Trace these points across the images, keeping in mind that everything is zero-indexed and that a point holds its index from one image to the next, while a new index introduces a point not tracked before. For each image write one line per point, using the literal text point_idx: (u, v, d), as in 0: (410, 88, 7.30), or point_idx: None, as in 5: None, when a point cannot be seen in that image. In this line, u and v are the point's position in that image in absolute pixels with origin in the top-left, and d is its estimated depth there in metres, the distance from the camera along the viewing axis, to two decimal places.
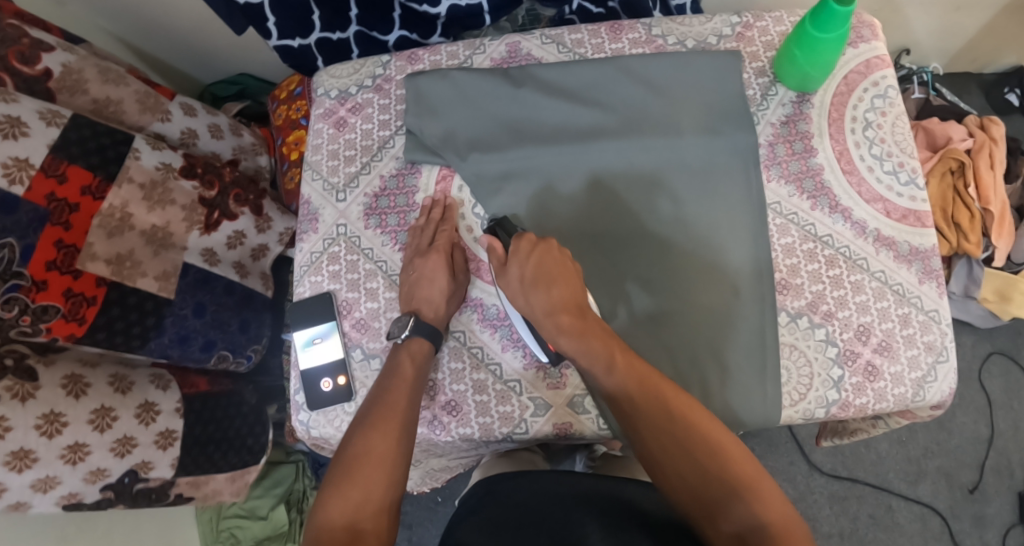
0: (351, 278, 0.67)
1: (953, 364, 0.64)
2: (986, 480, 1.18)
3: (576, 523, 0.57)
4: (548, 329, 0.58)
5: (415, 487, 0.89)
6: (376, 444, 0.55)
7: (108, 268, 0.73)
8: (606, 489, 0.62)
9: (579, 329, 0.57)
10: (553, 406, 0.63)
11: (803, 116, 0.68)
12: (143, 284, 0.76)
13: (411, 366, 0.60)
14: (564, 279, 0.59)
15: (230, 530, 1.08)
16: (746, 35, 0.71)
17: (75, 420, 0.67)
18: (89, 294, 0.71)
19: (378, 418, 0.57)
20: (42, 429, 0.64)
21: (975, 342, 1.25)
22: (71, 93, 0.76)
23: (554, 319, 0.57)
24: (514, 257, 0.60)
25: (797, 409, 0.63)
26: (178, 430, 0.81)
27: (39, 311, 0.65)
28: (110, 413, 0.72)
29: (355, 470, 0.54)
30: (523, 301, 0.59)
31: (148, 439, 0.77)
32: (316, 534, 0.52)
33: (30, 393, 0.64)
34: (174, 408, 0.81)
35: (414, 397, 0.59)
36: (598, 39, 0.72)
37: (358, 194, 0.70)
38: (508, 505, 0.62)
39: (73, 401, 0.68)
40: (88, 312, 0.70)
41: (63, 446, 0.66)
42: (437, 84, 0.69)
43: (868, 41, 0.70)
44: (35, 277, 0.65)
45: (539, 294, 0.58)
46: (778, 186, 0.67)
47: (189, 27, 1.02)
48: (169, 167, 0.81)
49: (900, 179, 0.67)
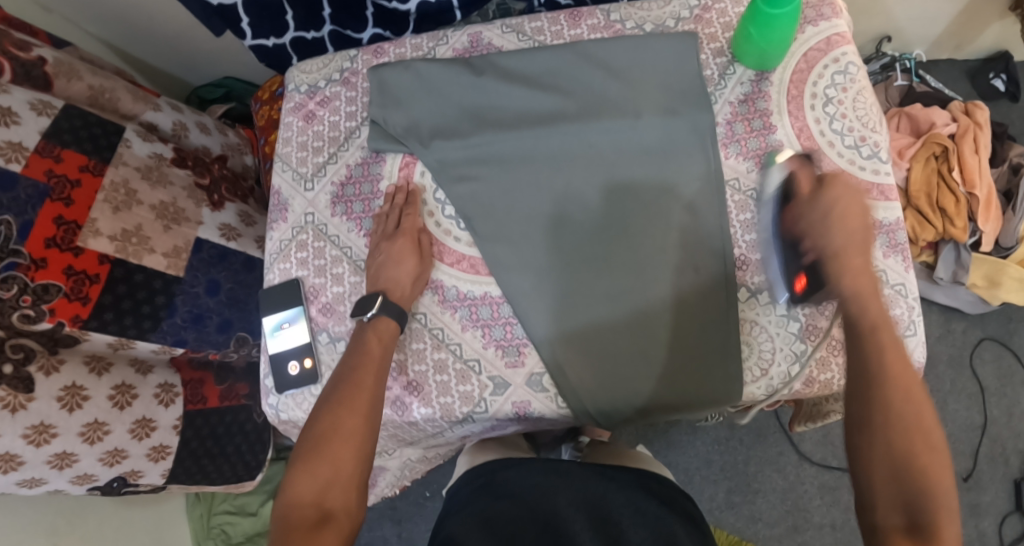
0: (317, 264, 0.69)
1: (922, 337, 0.64)
2: (980, 468, 1.17)
3: (566, 521, 0.56)
4: (830, 269, 0.56)
5: (388, 487, 0.93)
6: (345, 423, 0.56)
7: (111, 245, 0.73)
8: (597, 483, 0.62)
9: (862, 281, 0.55)
10: (512, 384, 0.64)
11: (762, 94, 0.69)
12: (150, 261, 0.77)
13: (378, 346, 0.61)
14: (859, 228, 0.57)
15: (221, 525, 1.09)
16: (705, 17, 0.72)
17: (66, 431, 0.68)
18: (92, 272, 0.71)
19: (347, 397, 0.57)
20: (29, 438, 0.65)
21: (966, 328, 1.23)
22: (67, 79, 0.78)
23: (842, 258, 0.56)
24: (820, 194, 0.59)
25: (758, 385, 0.63)
26: (173, 447, 0.83)
27: (39, 290, 0.67)
28: (103, 426, 0.72)
29: (324, 448, 0.55)
30: (821, 235, 0.57)
31: (140, 451, 0.78)
32: (286, 513, 0.52)
33: (23, 404, 0.64)
34: (173, 425, 0.82)
35: (381, 375, 0.60)
36: (557, 27, 0.73)
37: (326, 183, 0.72)
38: (501, 496, 0.60)
39: (66, 414, 0.68)
40: (92, 290, 0.71)
41: (51, 453, 0.67)
42: (401, 75, 0.70)
43: (828, 19, 0.70)
44: (33, 255, 0.66)
45: (841, 230, 0.57)
46: (737, 163, 0.68)
47: (174, 31, 1.04)
48: (160, 157, 0.83)
49: (862, 153, 0.67)
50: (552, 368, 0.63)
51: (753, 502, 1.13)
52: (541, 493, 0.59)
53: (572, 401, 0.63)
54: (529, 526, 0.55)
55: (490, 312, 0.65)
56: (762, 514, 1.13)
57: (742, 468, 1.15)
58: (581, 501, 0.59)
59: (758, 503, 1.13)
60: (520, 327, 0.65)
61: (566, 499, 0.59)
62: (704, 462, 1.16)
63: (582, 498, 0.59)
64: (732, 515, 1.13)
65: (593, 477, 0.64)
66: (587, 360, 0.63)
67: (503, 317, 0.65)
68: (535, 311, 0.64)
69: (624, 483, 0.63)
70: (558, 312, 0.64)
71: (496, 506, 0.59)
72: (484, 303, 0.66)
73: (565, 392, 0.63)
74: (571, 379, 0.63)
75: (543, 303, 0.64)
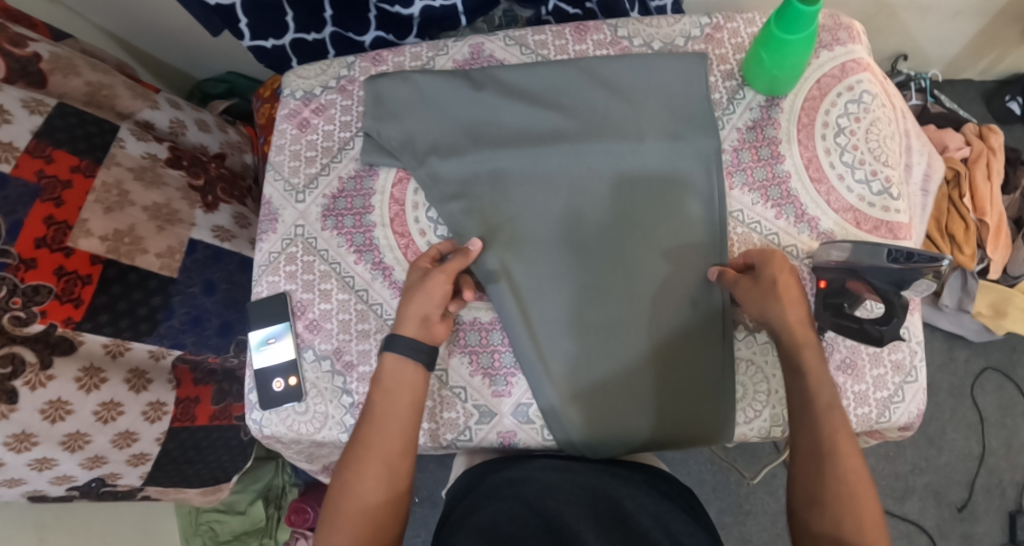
0: (306, 278, 0.67)
1: (922, 384, 0.61)
2: (976, 499, 1.15)
3: (569, 516, 0.50)
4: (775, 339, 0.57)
5: None
6: (355, 486, 0.54)
7: (103, 245, 0.71)
8: (598, 480, 0.58)
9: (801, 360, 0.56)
10: (498, 414, 0.63)
11: (772, 121, 0.66)
12: (143, 262, 0.75)
13: (379, 396, 0.58)
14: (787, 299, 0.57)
15: (209, 523, 1.07)
16: (715, 36, 0.70)
17: (47, 439, 0.65)
18: (84, 272, 0.69)
19: (354, 458, 0.56)
20: (10, 445, 0.62)
21: (969, 357, 1.21)
22: (63, 74, 0.75)
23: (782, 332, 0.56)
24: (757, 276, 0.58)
25: (751, 427, 0.62)
26: (154, 453, 0.78)
27: (29, 291, 0.64)
28: (85, 436, 0.69)
29: (338, 514, 0.54)
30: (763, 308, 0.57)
31: (121, 457, 0.73)
32: None
33: (4, 414, 0.61)
34: (156, 438, 0.77)
35: (388, 429, 0.57)
36: (562, 41, 0.72)
37: (317, 195, 0.70)
38: (503, 497, 0.55)
39: (48, 425, 0.65)
40: (84, 292, 0.69)
41: (32, 458, 0.65)
42: (397, 86, 0.68)
43: (845, 44, 0.67)
44: (22, 256, 0.64)
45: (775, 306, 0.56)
46: (741, 194, 0.65)
47: (176, 24, 1.02)
48: (155, 157, 0.81)
49: (873, 188, 0.64)
50: (540, 400, 0.62)
51: (743, 523, 1.12)
52: (546, 493, 0.54)
53: (558, 429, 0.61)
54: (528, 519, 0.51)
55: (478, 339, 0.65)
56: (753, 536, 1.11)
57: (734, 489, 1.13)
58: (588, 499, 0.54)
59: (749, 525, 1.12)
60: (507, 356, 0.64)
61: (567, 496, 0.54)
62: (696, 481, 1.14)
63: (587, 497, 0.54)
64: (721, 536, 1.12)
65: (599, 477, 0.58)
66: (579, 391, 0.61)
67: (491, 344, 0.64)
68: (526, 339, 0.62)
69: (635, 485, 0.58)
70: (552, 341, 0.62)
71: (496, 508, 0.53)
72: (472, 328, 0.65)
73: (550, 422, 0.62)
74: (560, 411, 0.61)
75: (536, 332, 0.62)
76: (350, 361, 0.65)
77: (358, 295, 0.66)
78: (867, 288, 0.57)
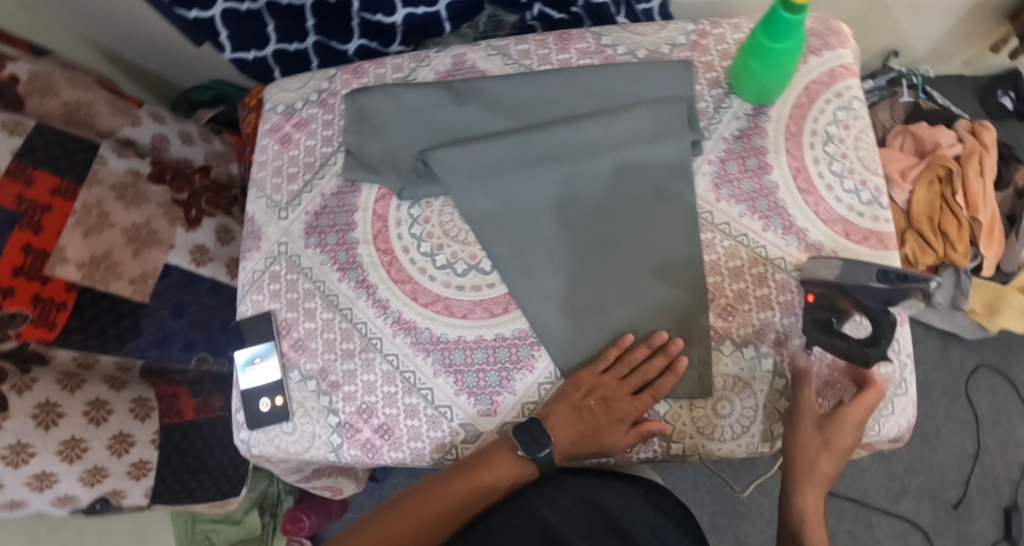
0: (290, 297, 0.67)
1: (913, 397, 0.60)
2: (970, 496, 1.15)
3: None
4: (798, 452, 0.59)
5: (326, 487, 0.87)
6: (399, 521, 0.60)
7: (79, 272, 0.70)
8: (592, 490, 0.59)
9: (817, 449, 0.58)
10: (484, 432, 0.62)
11: (759, 130, 0.66)
12: (117, 288, 0.74)
13: (490, 468, 0.60)
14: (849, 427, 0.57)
15: (205, 532, 1.08)
16: (702, 43, 0.69)
17: (43, 451, 0.65)
18: (58, 299, 0.69)
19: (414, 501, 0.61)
20: (7, 459, 0.62)
21: (962, 355, 1.20)
22: (40, 96, 0.74)
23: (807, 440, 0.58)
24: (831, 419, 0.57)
25: (740, 442, 0.61)
26: (154, 461, 0.78)
27: (4, 319, 0.65)
28: (82, 442, 0.69)
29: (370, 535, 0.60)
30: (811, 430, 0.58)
31: (121, 469, 0.73)
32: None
33: None
34: (152, 439, 0.78)
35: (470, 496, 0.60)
36: (545, 50, 0.71)
37: (300, 212, 0.69)
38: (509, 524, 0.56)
39: (42, 432, 0.65)
40: (58, 317, 0.69)
41: (30, 475, 0.64)
42: (379, 102, 0.68)
43: (833, 49, 0.66)
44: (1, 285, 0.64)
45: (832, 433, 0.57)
46: (729, 206, 0.64)
47: (160, 34, 1.01)
48: (138, 173, 0.79)
49: (862, 198, 0.63)
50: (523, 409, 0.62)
51: (739, 525, 1.12)
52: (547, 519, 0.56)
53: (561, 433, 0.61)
54: None
55: (463, 358, 0.63)
56: (748, 538, 1.11)
57: (730, 491, 1.13)
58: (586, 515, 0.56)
59: (744, 527, 1.12)
60: (493, 375, 0.62)
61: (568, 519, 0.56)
62: (691, 483, 1.14)
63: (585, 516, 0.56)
64: (716, 538, 1.12)
65: (595, 486, 0.59)
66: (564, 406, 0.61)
67: (475, 363, 0.63)
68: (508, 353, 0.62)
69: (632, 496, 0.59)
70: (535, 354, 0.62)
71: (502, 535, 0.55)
72: (457, 347, 0.63)
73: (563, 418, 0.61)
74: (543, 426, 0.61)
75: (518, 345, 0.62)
76: (335, 381, 0.64)
77: (343, 314, 0.66)
78: (856, 307, 0.57)
